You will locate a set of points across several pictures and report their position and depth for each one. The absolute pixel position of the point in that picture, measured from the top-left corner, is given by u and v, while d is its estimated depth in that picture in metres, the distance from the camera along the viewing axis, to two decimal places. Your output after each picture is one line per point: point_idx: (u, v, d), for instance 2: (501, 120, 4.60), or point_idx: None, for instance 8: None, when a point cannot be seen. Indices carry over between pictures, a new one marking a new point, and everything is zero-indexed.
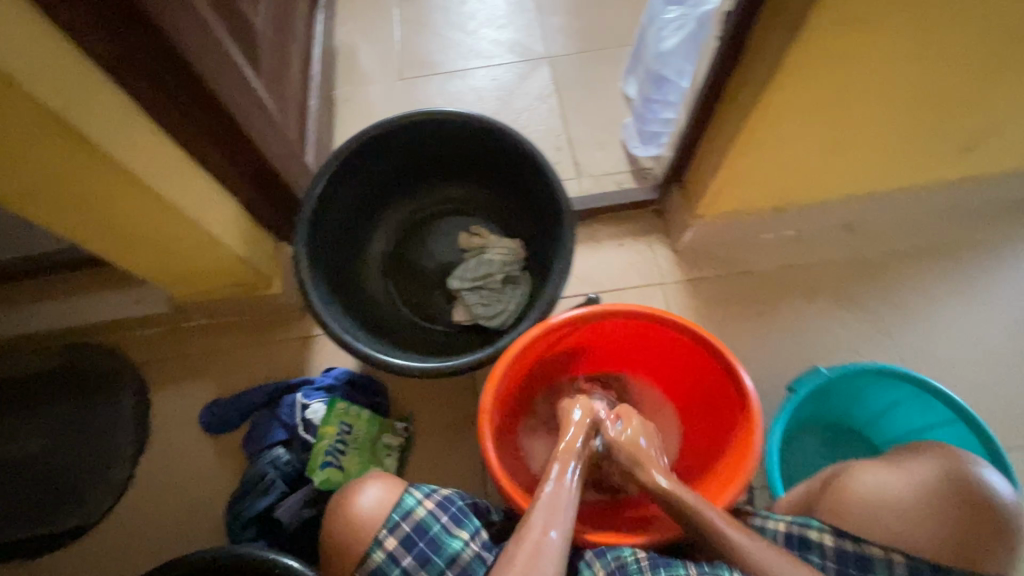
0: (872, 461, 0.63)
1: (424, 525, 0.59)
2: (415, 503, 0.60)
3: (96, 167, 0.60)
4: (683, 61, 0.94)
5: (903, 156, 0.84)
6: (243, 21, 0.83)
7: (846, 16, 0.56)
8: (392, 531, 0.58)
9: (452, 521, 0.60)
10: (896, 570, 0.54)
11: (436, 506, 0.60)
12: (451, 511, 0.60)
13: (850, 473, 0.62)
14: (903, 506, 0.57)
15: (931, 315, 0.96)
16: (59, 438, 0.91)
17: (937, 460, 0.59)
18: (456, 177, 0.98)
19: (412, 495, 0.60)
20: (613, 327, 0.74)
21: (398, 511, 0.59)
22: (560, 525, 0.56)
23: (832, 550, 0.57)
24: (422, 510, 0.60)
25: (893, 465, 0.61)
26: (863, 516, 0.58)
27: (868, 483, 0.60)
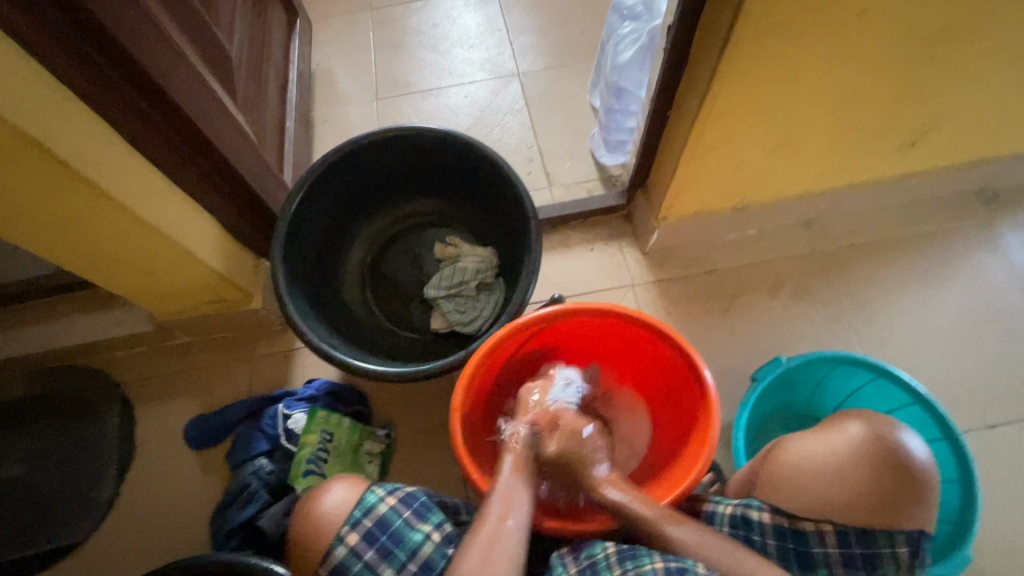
0: (804, 434, 0.67)
1: (386, 521, 0.60)
2: (377, 500, 0.62)
3: (76, 190, 0.63)
4: (642, 73, 0.99)
5: (849, 155, 0.89)
6: (218, 48, 0.87)
7: (773, 26, 0.61)
8: (353, 526, 0.60)
9: (414, 516, 0.61)
10: (827, 540, 0.59)
11: (397, 501, 0.62)
12: (414, 506, 0.62)
13: (784, 448, 0.66)
14: (831, 474, 0.61)
15: (887, 305, 1.01)
16: (43, 459, 0.93)
17: (864, 427, 0.63)
18: (429, 190, 1.02)
19: (374, 492, 0.62)
20: (580, 325, 0.77)
21: (359, 509, 0.61)
22: (514, 517, 0.58)
23: (771, 528, 0.62)
24: (383, 506, 0.61)
25: (822, 434, 0.65)
26: (795, 488, 0.62)
27: (800, 456, 0.64)
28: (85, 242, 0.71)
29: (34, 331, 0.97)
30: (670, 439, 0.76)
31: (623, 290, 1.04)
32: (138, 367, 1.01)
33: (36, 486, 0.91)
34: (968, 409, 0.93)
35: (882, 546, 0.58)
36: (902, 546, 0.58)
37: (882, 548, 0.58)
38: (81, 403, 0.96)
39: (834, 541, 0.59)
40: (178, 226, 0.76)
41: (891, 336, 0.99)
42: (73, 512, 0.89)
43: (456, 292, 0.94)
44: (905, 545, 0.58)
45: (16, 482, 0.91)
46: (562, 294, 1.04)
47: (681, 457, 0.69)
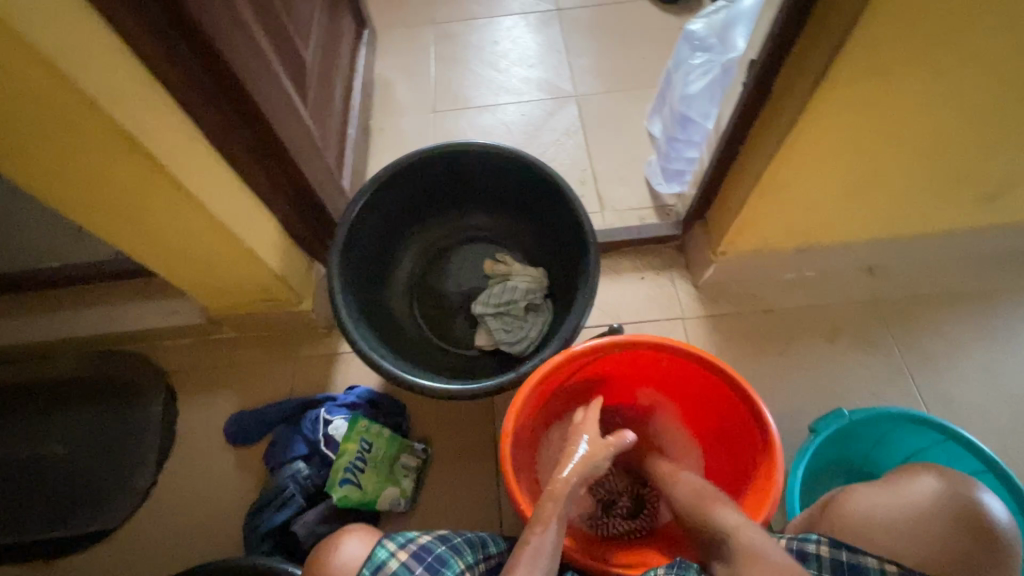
0: (869, 484, 0.65)
1: None
2: (387, 556, 0.56)
3: (157, 184, 0.64)
4: (710, 104, 0.97)
5: (926, 203, 0.86)
6: (295, 54, 0.89)
7: (868, 68, 0.59)
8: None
9: (426, 571, 0.55)
10: None
11: (409, 557, 0.56)
12: (426, 561, 0.56)
13: (849, 493, 0.65)
14: (904, 524, 0.60)
15: (952, 362, 0.96)
16: (88, 441, 0.94)
17: (938, 482, 0.62)
18: (484, 206, 1.02)
19: (384, 547, 0.56)
20: (635, 357, 0.75)
21: (368, 567, 0.55)
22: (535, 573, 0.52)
23: (828, 561, 0.55)
24: (394, 563, 0.55)
25: (889, 485, 0.64)
26: (862, 530, 0.61)
27: (866, 501, 0.63)
28: (155, 233, 0.72)
29: (91, 314, 0.99)
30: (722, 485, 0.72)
31: (674, 322, 1.02)
32: (185, 358, 1.02)
33: (78, 467, 0.92)
34: None
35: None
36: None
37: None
38: (127, 389, 0.98)
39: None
40: (244, 224, 0.78)
41: (958, 395, 0.94)
42: (111, 498, 0.90)
43: (504, 312, 0.93)
44: None
45: (62, 460, 0.93)
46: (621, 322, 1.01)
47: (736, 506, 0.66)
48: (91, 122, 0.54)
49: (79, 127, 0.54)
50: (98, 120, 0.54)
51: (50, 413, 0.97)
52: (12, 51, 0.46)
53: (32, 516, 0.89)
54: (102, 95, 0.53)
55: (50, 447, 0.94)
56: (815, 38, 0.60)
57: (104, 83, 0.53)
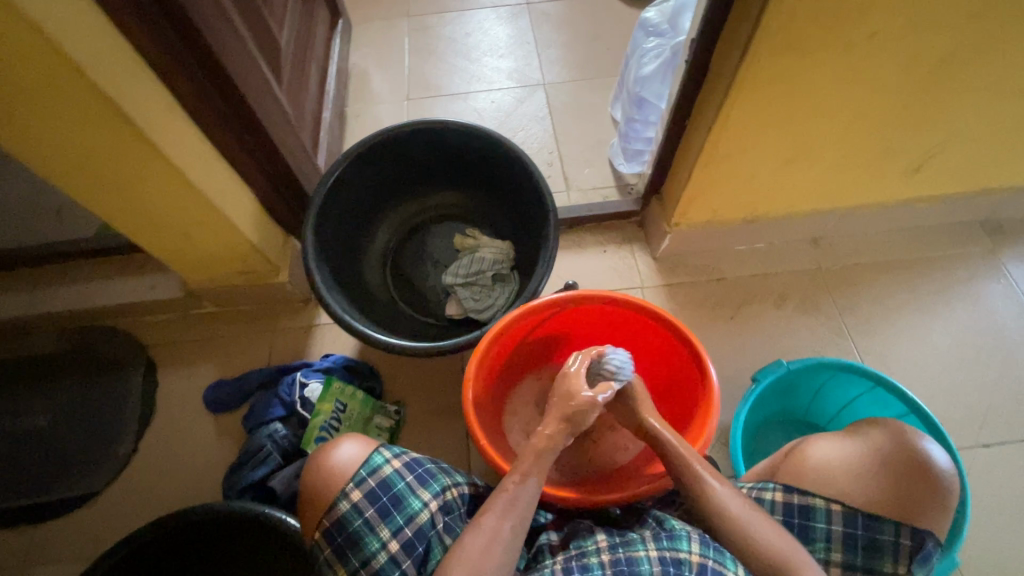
0: (830, 435, 0.71)
1: (389, 482, 0.60)
2: (383, 461, 0.61)
3: (137, 151, 0.68)
4: (663, 86, 1.04)
5: (856, 175, 0.93)
6: (269, 37, 0.94)
7: (787, 43, 0.66)
8: (358, 484, 0.59)
9: (416, 481, 0.61)
10: (833, 517, 0.63)
11: (402, 465, 0.62)
12: (417, 472, 0.62)
13: (812, 441, 0.71)
14: (853, 467, 0.66)
15: (887, 324, 1.04)
16: (69, 412, 0.97)
17: (887, 433, 0.67)
18: (454, 184, 1.07)
19: (382, 453, 0.62)
20: (590, 312, 0.82)
21: (365, 468, 0.61)
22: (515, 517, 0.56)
23: (781, 505, 0.66)
24: (389, 468, 0.61)
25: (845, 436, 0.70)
26: (819, 473, 0.66)
27: (823, 450, 0.69)
28: (135, 201, 0.76)
29: (71, 290, 1.02)
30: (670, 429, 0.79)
31: (634, 292, 1.08)
32: (164, 333, 1.05)
33: (59, 436, 0.95)
34: (965, 428, 0.95)
35: (886, 533, 0.61)
36: (906, 538, 0.61)
37: (886, 536, 0.61)
38: (108, 362, 1.01)
39: (840, 520, 0.63)
40: (221, 195, 0.82)
41: (893, 353, 1.02)
42: (93, 465, 0.93)
43: (472, 281, 0.98)
44: (910, 538, 0.61)
45: (43, 431, 0.96)
46: (577, 281, 1.09)
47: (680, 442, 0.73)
48: (75, 88, 0.58)
49: (62, 92, 0.58)
50: (81, 85, 0.58)
51: (31, 387, 1.00)
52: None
53: (13, 483, 0.92)
54: (85, 63, 0.57)
55: (31, 419, 0.97)
56: (743, 16, 0.67)
57: (87, 51, 0.57)
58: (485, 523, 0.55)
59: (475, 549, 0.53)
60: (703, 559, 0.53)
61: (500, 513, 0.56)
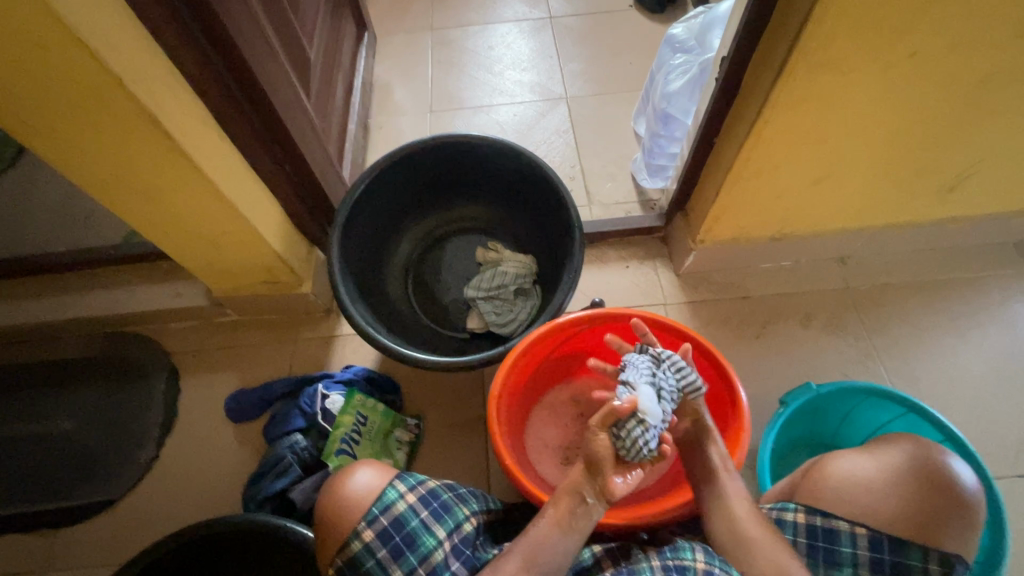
0: (850, 451, 0.69)
1: (402, 520, 0.58)
2: (396, 497, 0.60)
3: (172, 161, 0.69)
4: (690, 102, 1.03)
5: (889, 194, 0.92)
6: (300, 50, 0.95)
7: (823, 62, 0.65)
8: (370, 523, 0.58)
9: (431, 516, 0.60)
10: (858, 541, 0.61)
11: (417, 500, 0.60)
12: (432, 506, 0.61)
13: (830, 458, 0.69)
14: (875, 487, 0.64)
15: (919, 346, 1.02)
16: (93, 417, 0.98)
17: (908, 450, 0.66)
18: (477, 197, 1.07)
19: (395, 488, 0.60)
20: (614, 329, 0.81)
21: (378, 505, 0.59)
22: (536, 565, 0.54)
23: (803, 526, 0.64)
24: (402, 504, 0.59)
25: (867, 451, 0.68)
26: (838, 493, 0.65)
27: (843, 468, 0.67)
28: (165, 210, 0.77)
29: (98, 296, 1.03)
30: None
31: (657, 309, 1.07)
32: (187, 340, 1.06)
33: (83, 441, 0.96)
34: (999, 457, 0.92)
35: (914, 559, 0.59)
36: (935, 564, 0.58)
37: (913, 561, 0.59)
38: (132, 369, 1.02)
39: (866, 544, 0.61)
40: (250, 206, 0.82)
41: (924, 377, 0.99)
42: (115, 470, 0.94)
43: (494, 295, 0.97)
44: (938, 562, 0.58)
45: (67, 434, 0.97)
46: (601, 298, 1.08)
47: None
48: (116, 100, 0.59)
49: (102, 103, 0.59)
50: (124, 99, 0.59)
51: (57, 391, 1.01)
52: (45, 27, 0.51)
53: (36, 487, 0.93)
54: (127, 77, 0.58)
55: (56, 422, 0.98)
56: (778, 34, 0.66)
57: (128, 66, 0.58)
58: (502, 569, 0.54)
59: None
60: (708, 567, 0.56)
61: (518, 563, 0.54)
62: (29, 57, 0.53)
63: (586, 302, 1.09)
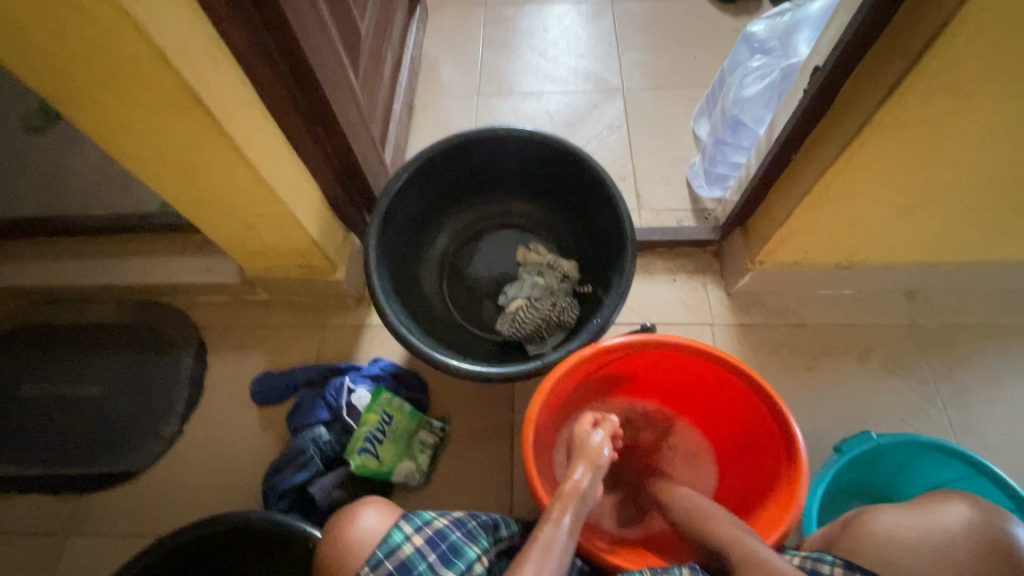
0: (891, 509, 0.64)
1: (408, 564, 0.55)
2: (402, 539, 0.57)
3: (214, 142, 0.65)
4: (765, 110, 0.94)
5: (981, 230, 0.82)
6: (350, 25, 0.90)
7: (940, 85, 0.57)
8: (373, 569, 0.55)
9: (439, 559, 0.56)
10: None
11: (424, 542, 0.57)
12: (440, 548, 0.57)
13: (874, 514, 0.64)
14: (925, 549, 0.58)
15: (989, 398, 0.93)
16: (121, 384, 0.98)
17: (968, 511, 0.59)
18: (522, 194, 1.01)
19: (400, 529, 0.57)
20: (659, 356, 0.75)
21: (383, 548, 0.56)
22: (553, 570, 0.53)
23: None
24: (408, 547, 0.56)
25: (917, 508, 0.62)
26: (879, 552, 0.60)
27: (889, 525, 0.62)
28: (204, 189, 0.74)
29: (132, 263, 1.02)
30: (742, 495, 0.72)
31: (703, 329, 1.00)
32: (216, 315, 1.05)
33: (110, 409, 0.96)
34: None
35: None
36: None
37: None
38: (161, 340, 1.02)
39: None
40: (288, 190, 0.79)
41: (992, 432, 0.91)
42: (140, 441, 0.94)
43: (536, 301, 0.90)
44: None
45: (95, 399, 0.97)
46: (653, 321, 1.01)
47: (759, 514, 0.66)
48: (159, 75, 0.55)
49: (145, 79, 0.56)
50: (167, 76, 0.55)
51: (87, 355, 1.01)
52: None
53: (63, 449, 0.93)
54: (172, 53, 0.54)
55: (84, 387, 0.99)
56: (889, 51, 0.59)
57: (174, 41, 0.54)
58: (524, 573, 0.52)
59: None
60: None
61: (539, 562, 0.53)
62: (69, 24, 0.49)
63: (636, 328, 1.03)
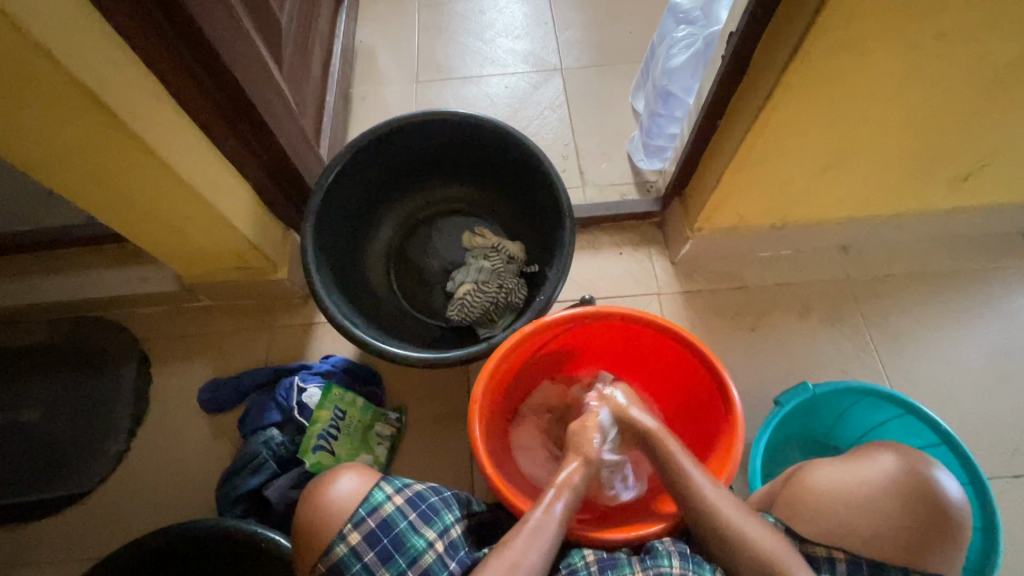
0: (814, 465, 0.67)
1: (390, 522, 0.56)
2: (383, 499, 0.58)
3: (122, 143, 0.62)
4: (693, 79, 0.96)
5: (899, 183, 0.87)
6: (268, 15, 0.87)
7: (841, 42, 0.59)
8: (356, 525, 0.56)
9: (419, 519, 0.58)
10: (838, 568, 0.58)
11: (404, 502, 0.58)
12: (419, 509, 0.58)
13: (811, 466, 0.67)
14: (858, 496, 0.61)
15: (919, 342, 0.98)
16: (59, 406, 0.94)
17: (896, 458, 0.64)
18: (463, 178, 1.01)
19: (382, 489, 0.58)
20: (603, 328, 0.76)
21: (365, 506, 0.57)
22: (541, 548, 0.54)
23: (786, 545, 0.60)
24: (389, 506, 0.57)
25: (851, 460, 0.66)
26: (818, 502, 0.62)
27: (826, 475, 0.64)
28: (123, 195, 0.71)
29: (61, 279, 0.98)
30: (689, 454, 0.75)
31: (651, 299, 1.03)
32: (158, 326, 1.01)
33: (50, 432, 0.92)
34: (994, 455, 0.90)
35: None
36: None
37: None
38: (101, 356, 0.98)
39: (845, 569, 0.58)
40: (214, 189, 0.76)
41: (923, 373, 0.96)
42: (85, 462, 0.90)
43: (483, 284, 0.91)
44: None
45: (33, 424, 0.93)
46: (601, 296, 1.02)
47: (703, 470, 0.68)
48: (49, 74, 0.52)
49: (34, 79, 0.53)
50: (58, 74, 0.52)
51: (21, 378, 0.96)
52: None
53: (2, 478, 0.89)
54: (58, 49, 0.51)
55: (20, 412, 0.94)
56: (793, 12, 0.60)
57: (61, 36, 0.51)
58: (507, 556, 0.53)
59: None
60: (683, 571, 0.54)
61: (527, 540, 0.54)
62: None
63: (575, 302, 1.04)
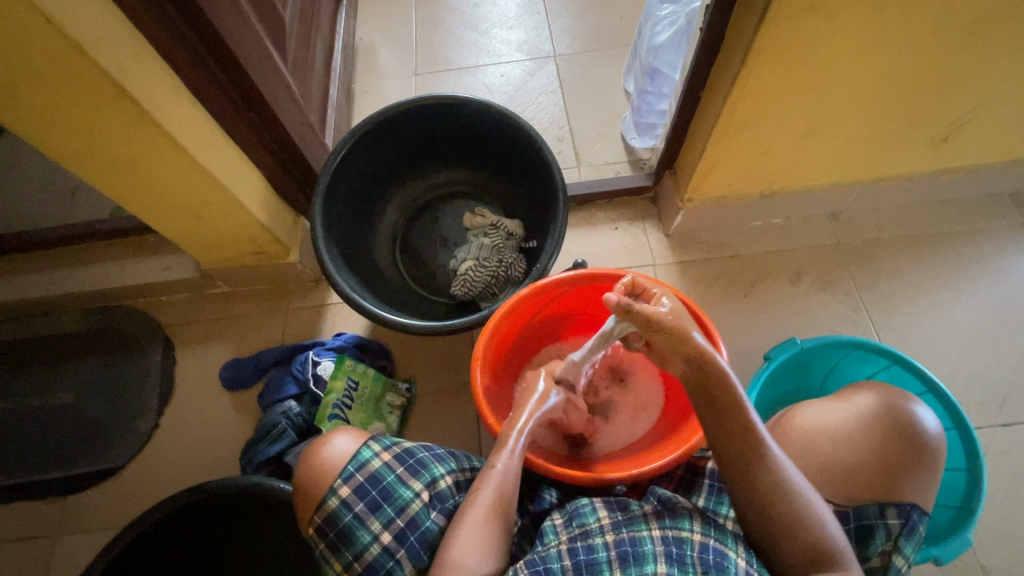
0: (819, 400, 0.68)
1: (378, 475, 0.61)
2: (371, 455, 0.62)
3: (143, 131, 0.68)
4: (677, 56, 1.01)
5: (880, 146, 0.90)
6: (272, 12, 0.92)
7: (806, 6, 0.62)
8: (346, 480, 0.60)
9: (406, 472, 0.62)
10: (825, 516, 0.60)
11: (392, 458, 0.62)
12: (407, 463, 0.63)
13: (799, 407, 0.68)
14: (841, 436, 0.63)
15: (909, 302, 1.01)
16: (93, 388, 1.01)
17: (877, 397, 0.65)
18: (461, 161, 1.06)
19: (370, 447, 0.62)
20: (599, 291, 0.81)
21: (354, 463, 0.61)
22: (505, 487, 0.58)
23: None
24: (377, 462, 0.62)
25: (836, 400, 0.67)
26: (803, 443, 0.64)
27: (812, 417, 0.66)
28: (143, 182, 0.76)
29: (90, 271, 1.04)
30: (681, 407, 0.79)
31: (647, 270, 1.06)
32: (179, 312, 1.07)
33: (85, 413, 0.99)
34: (984, 407, 0.93)
35: (873, 517, 0.59)
36: (894, 518, 0.58)
37: (874, 521, 0.59)
38: (129, 342, 1.04)
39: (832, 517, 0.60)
40: (227, 175, 0.81)
41: (913, 332, 0.99)
42: (118, 439, 0.97)
43: (484, 260, 0.95)
44: (897, 516, 0.58)
45: (69, 406, 1.00)
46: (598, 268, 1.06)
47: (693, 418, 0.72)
48: (77, 67, 0.58)
49: (64, 71, 0.58)
50: (86, 67, 0.58)
51: (56, 365, 1.03)
52: None
53: (43, 456, 0.96)
54: (85, 43, 0.56)
55: (57, 395, 1.01)
56: None
57: (87, 31, 0.56)
58: (477, 499, 0.56)
59: (469, 528, 0.55)
60: (706, 537, 0.52)
61: (492, 483, 0.57)
62: None
63: (569, 264, 1.09)
